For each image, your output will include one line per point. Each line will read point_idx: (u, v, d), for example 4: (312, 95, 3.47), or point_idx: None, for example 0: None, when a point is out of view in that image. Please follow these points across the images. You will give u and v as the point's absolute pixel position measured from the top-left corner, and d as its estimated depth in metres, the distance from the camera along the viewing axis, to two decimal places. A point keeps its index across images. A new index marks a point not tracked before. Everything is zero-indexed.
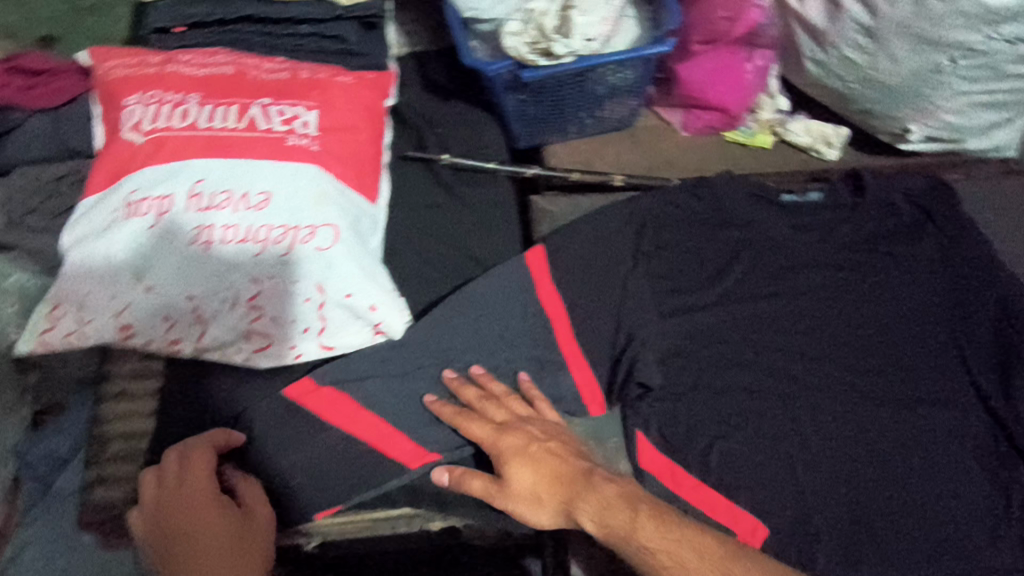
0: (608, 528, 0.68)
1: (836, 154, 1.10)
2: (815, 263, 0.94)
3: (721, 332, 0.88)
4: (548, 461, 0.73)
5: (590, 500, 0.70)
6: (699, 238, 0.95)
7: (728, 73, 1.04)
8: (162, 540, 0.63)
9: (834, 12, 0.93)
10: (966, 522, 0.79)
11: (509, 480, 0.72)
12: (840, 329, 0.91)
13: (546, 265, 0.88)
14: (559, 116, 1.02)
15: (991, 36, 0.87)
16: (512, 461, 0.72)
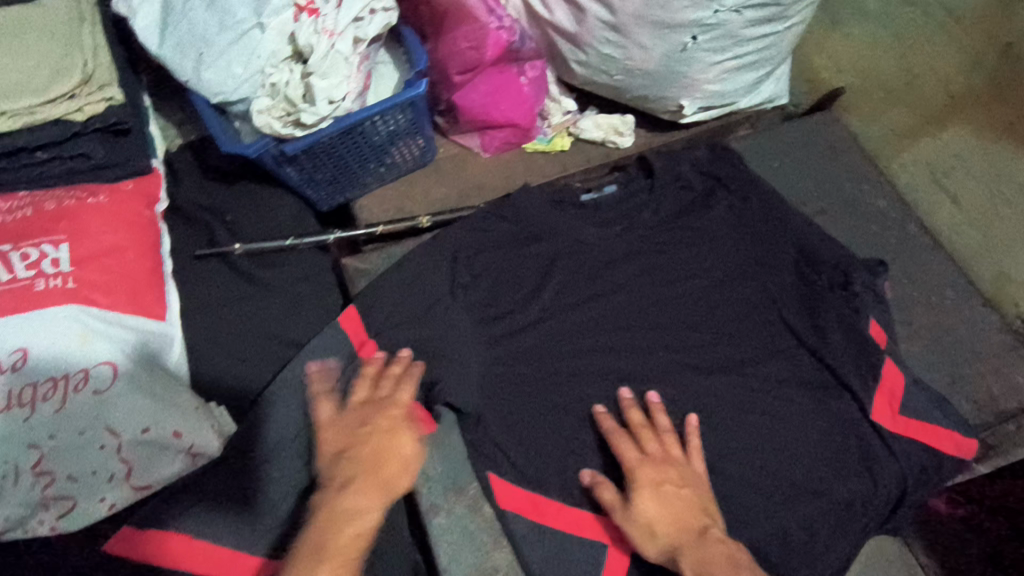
0: (705, 574, 0.71)
1: (630, 139, 1.14)
2: (623, 256, 0.94)
3: (551, 349, 0.87)
4: (688, 503, 0.77)
5: (696, 547, 0.73)
6: (511, 258, 0.93)
7: (505, 91, 1.05)
8: (355, 468, 0.73)
9: (579, 15, 0.97)
10: (810, 464, 0.84)
11: (648, 513, 0.76)
12: (665, 312, 0.91)
13: (360, 328, 0.86)
14: (349, 173, 1.00)
15: (719, 10, 0.91)
16: (644, 491, 0.76)
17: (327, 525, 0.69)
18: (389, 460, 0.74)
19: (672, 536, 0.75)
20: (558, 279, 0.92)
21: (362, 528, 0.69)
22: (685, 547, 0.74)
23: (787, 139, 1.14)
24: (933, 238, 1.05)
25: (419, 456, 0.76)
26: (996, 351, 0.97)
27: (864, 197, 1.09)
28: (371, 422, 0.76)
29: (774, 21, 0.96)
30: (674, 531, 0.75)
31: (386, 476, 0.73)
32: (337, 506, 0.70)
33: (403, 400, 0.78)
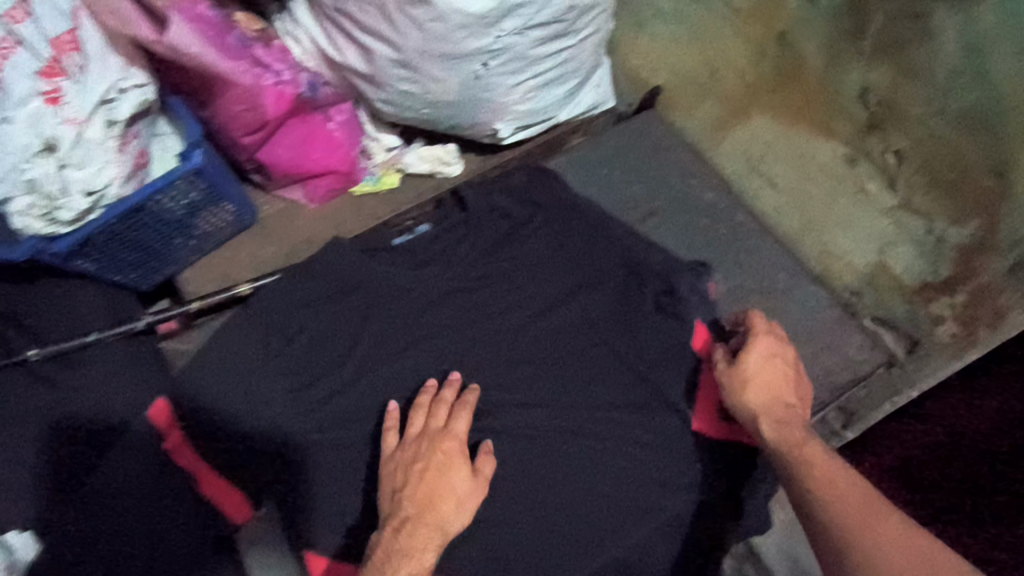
0: (781, 435, 0.79)
1: (458, 166, 1.12)
2: (440, 299, 0.98)
3: (377, 402, 0.91)
4: (787, 375, 0.85)
5: (780, 412, 0.82)
6: (329, 317, 0.96)
7: (314, 141, 1.01)
8: (425, 499, 0.79)
9: (368, 57, 0.94)
10: (631, 481, 0.89)
11: (750, 372, 0.85)
12: (490, 350, 0.96)
13: (170, 419, 0.86)
14: (154, 252, 0.96)
15: (501, 35, 0.89)
16: (750, 354, 0.86)
17: (385, 561, 0.75)
18: (435, 504, 0.79)
19: (761, 399, 0.83)
20: (374, 331, 0.95)
21: (421, 565, 0.76)
22: (773, 410, 0.82)
23: (614, 143, 1.15)
24: (760, 224, 1.07)
25: (478, 486, 0.82)
26: (827, 327, 0.99)
27: (692, 192, 1.10)
28: (425, 457, 0.82)
29: (562, 36, 0.95)
30: (762, 397, 0.83)
31: (441, 513, 0.79)
32: (394, 543, 0.76)
33: (457, 433, 0.84)
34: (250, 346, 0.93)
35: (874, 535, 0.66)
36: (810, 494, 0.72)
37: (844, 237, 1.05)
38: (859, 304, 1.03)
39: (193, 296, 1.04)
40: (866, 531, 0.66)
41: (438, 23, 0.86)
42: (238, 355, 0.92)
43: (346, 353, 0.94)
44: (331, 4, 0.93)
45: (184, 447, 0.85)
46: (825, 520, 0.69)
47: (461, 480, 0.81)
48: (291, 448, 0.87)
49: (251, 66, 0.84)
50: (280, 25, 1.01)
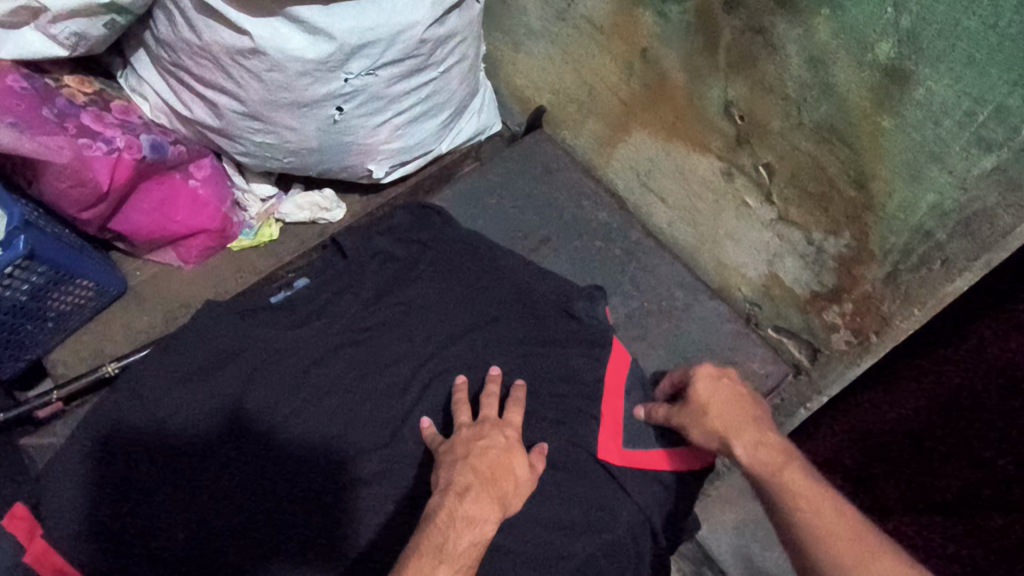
0: (755, 458, 0.74)
1: (339, 210, 1.07)
2: (322, 359, 0.90)
3: (260, 478, 0.82)
4: (744, 394, 0.79)
5: (758, 440, 0.75)
6: (208, 391, 0.86)
7: (174, 202, 0.95)
8: (470, 480, 0.76)
9: (216, 110, 0.88)
10: (547, 532, 0.81)
11: (705, 403, 0.79)
12: (385, 402, 0.89)
13: (31, 527, 0.77)
14: (5, 340, 0.88)
15: (350, 77, 0.84)
16: (702, 379, 0.80)
17: (449, 525, 0.72)
18: (508, 473, 0.78)
19: (724, 423, 0.77)
20: (258, 398, 0.86)
21: (483, 534, 0.73)
22: (739, 433, 0.76)
23: (503, 170, 1.10)
24: (655, 240, 1.04)
25: (533, 478, 0.80)
26: (728, 341, 0.96)
27: (584, 214, 1.06)
28: (488, 436, 0.81)
29: (421, 70, 0.90)
30: (724, 418, 0.77)
31: (505, 489, 0.77)
32: (460, 508, 0.73)
33: (514, 422, 0.83)
34: (123, 438, 0.83)
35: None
36: (806, 534, 0.67)
37: (734, 250, 0.94)
38: (758, 314, 0.96)
39: (63, 378, 0.96)
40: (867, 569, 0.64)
41: (277, 73, 0.80)
42: (122, 453, 0.82)
43: (240, 424, 0.84)
44: (167, 59, 0.87)
45: (49, 555, 0.76)
46: None
47: (509, 471, 0.79)
48: (210, 538, 0.78)
49: (71, 139, 0.78)
50: (124, 83, 0.94)
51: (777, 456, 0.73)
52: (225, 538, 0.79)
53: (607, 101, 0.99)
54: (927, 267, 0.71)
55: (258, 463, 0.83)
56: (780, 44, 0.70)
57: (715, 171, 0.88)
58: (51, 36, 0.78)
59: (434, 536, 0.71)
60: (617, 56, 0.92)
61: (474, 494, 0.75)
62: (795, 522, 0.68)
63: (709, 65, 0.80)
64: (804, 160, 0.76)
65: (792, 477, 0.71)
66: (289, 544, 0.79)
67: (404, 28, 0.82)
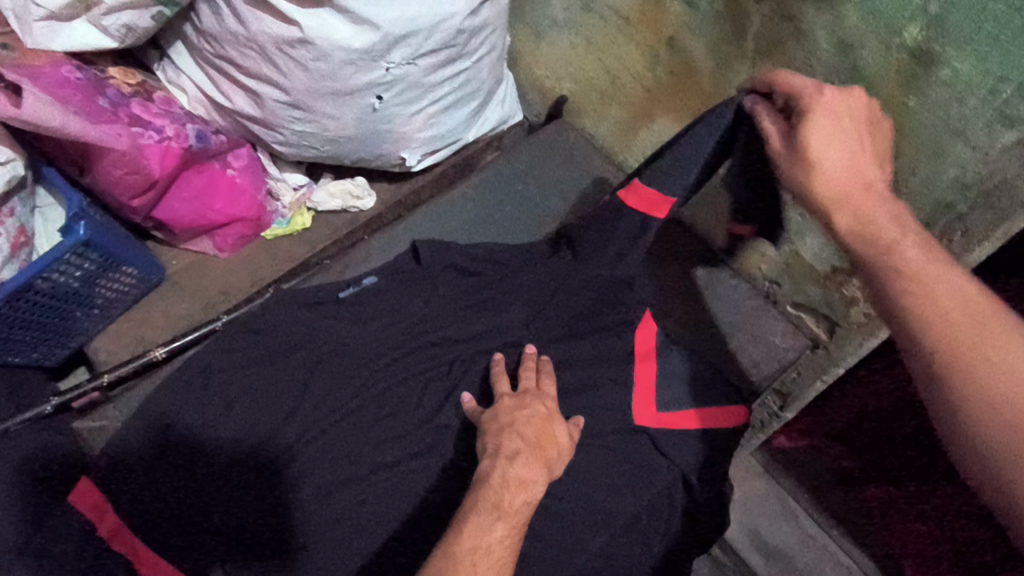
0: (861, 231, 0.58)
1: (371, 199, 1.10)
2: (369, 344, 0.93)
3: (314, 463, 0.84)
4: (864, 146, 0.64)
5: (867, 198, 0.60)
6: (268, 377, 0.89)
7: (213, 190, 0.97)
8: (515, 444, 0.78)
9: (257, 99, 0.91)
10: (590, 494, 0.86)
11: (817, 148, 0.64)
12: (435, 382, 0.92)
13: (100, 501, 0.80)
14: (54, 326, 0.90)
15: (391, 66, 0.87)
16: (810, 118, 0.65)
17: (502, 486, 0.74)
18: (551, 441, 0.81)
19: (839, 171, 0.63)
20: (318, 385, 0.89)
21: (532, 494, 0.75)
22: (848, 200, 0.61)
23: (527, 158, 1.14)
24: (676, 223, 1.08)
25: (569, 448, 0.83)
26: (749, 317, 1.01)
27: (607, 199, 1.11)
28: (531, 406, 0.83)
29: (456, 59, 0.93)
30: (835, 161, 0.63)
31: (549, 454, 0.79)
32: (510, 470, 0.75)
33: (551, 393, 0.86)
34: (186, 421, 0.86)
35: (1007, 380, 0.44)
36: (905, 302, 0.50)
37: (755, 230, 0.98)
38: (777, 291, 1.01)
39: (105, 364, 0.98)
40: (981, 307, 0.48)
41: (323, 62, 0.83)
42: (140, 442, 0.85)
43: (202, 438, 0.85)
44: (209, 50, 0.89)
45: (122, 532, 0.79)
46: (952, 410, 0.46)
47: (551, 437, 0.81)
48: (199, 534, 0.80)
49: (126, 127, 0.81)
50: (161, 75, 0.96)
51: (890, 225, 0.57)
52: (232, 532, 0.80)
53: (631, 89, 1.03)
54: (947, 239, 0.77)
55: (238, 471, 0.83)
56: (809, 29, 0.75)
57: None
58: (103, 28, 0.80)
59: (486, 493, 0.73)
60: (643, 45, 0.96)
61: (520, 457, 0.77)
62: (903, 294, 0.51)
63: (736, 51, 0.84)
64: None
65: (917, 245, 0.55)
66: (347, 520, 0.82)
67: (443, 18, 0.86)
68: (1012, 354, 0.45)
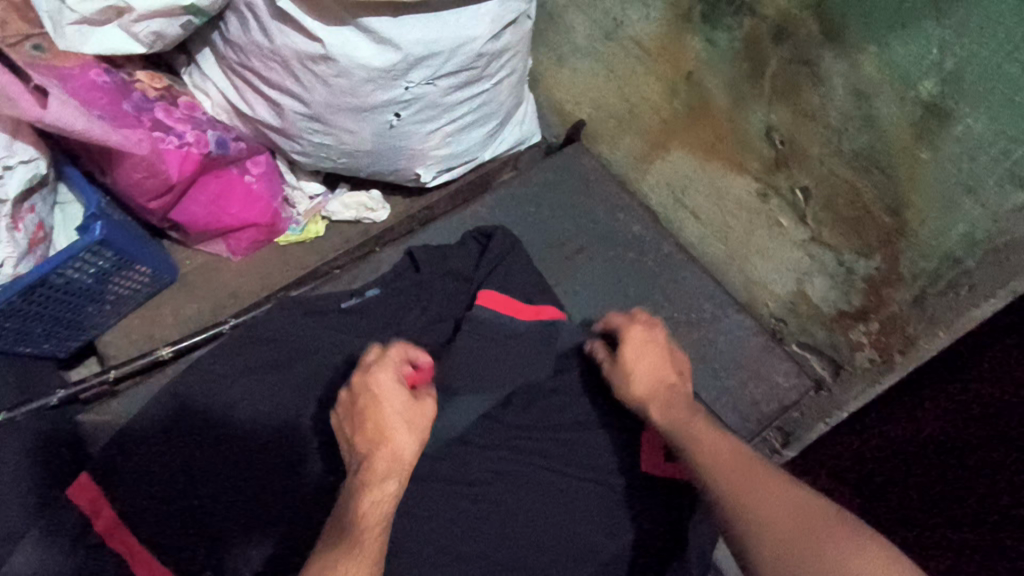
0: (669, 417, 0.72)
1: (384, 211, 1.11)
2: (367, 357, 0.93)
3: (310, 476, 0.85)
4: (667, 358, 0.78)
5: (667, 395, 0.75)
6: (273, 385, 0.90)
7: (229, 195, 0.98)
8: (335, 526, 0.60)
9: (279, 110, 0.93)
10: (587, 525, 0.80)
11: (632, 365, 0.78)
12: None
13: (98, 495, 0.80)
14: (66, 320, 0.92)
15: (409, 86, 0.88)
16: (626, 342, 0.79)
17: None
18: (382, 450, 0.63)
19: (645, 389, 0.77)
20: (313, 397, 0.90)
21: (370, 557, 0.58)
22: (656, 397, 0.75)
23: (541, 179, 1.14)
24: (687, 254, 1.07)
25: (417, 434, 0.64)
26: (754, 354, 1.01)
27: (618, 227, 1.09)
28: (354, 404, 0.65)
29: (476, 81, 0.95)
30: (642, 372, 0.77)
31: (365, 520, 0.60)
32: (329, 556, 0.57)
33: (371, 370, 0.66)
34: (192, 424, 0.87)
35: (764, 515, 0.57)
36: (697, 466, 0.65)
37: (764, 267, 0.98)
38: (783, 330, 1.00)
39: (114, 358, 1.00)
40: (816, 557, 0.52)
41: (344, 79, 0.85)
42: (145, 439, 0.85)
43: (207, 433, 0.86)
44: (234, 60, 0.91)
45: (117, 529, 0.79)
46: (744, 552, 0.57)
47: (374, 482, 0.62)
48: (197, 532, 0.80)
49: (148, 132, 0.82)
50: (188, 80, 0.99)
51: (686, 413, 0.71)
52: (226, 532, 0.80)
53: (648, 119, 1.03)
54: (954, 292, 0.77)
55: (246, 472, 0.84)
56: (826, 76, 0.76)
57: (752, 192, 0.93)
58: (132, 34, 0.81)
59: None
60: (662, 76, 0.96)
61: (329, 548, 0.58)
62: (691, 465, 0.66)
63: (753, 91, 0.84)
64: (840, 186, 0.81)
65: (763, 489, 0.58)
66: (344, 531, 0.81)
67: (464, 42, 0.87)
68: (760, 497, 0.58)
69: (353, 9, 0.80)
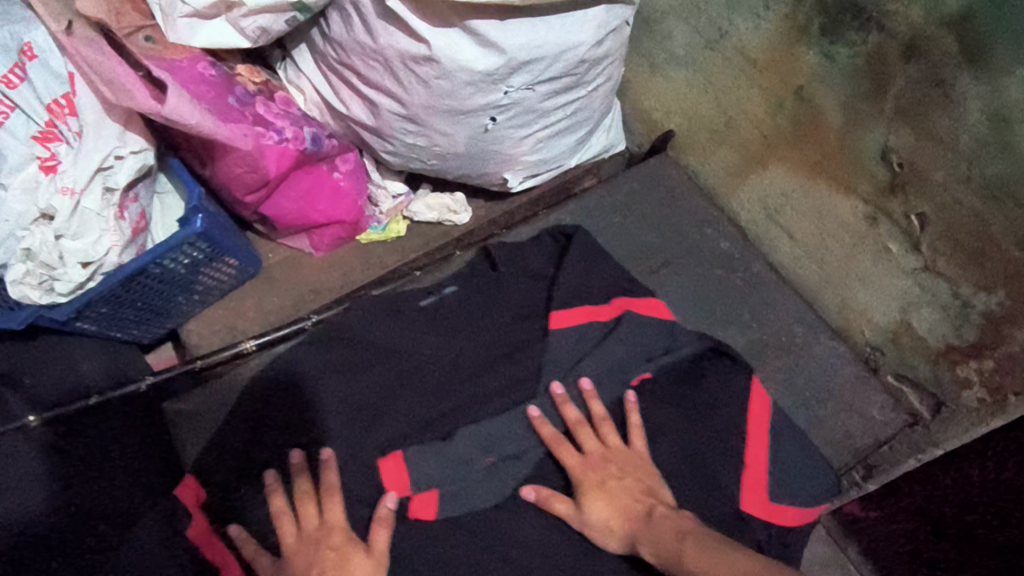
0: (660, 556, 0.75)
1: (466, 214, 1.10)
2: None
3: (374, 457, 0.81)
4: (631, 488, 0.81)
5: (650, 534, 0.77)
6: (360, 388, 0.86)
7: (319, 192, 0.98)
8: None
9: (374, 109, 0.92)
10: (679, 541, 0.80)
11: (596, 514, 0.79)
12: (478, 404, 0.86)
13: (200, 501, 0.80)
14: (155, 309, 0.93)
15: (509, 91, 0.87)
16: (589, 493, 0.80)
17: None
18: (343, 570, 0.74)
19: (616, 533, 0.79)
20: None
21: None
22: (637, 533, 0.78)
23: (627, 188, 1.12)
24: (779, 275, 1.03)
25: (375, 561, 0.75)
26: (847, 384, 0.96)
27: (706, 242, 1.07)
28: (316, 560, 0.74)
29: (574, 87, 0.92)
30: (609, 518, 0.79)
31: None
32: None
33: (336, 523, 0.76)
34: (266, 426, 0.84)
35: None
36: None
37: (865, 294, 0.93)
38: (879, 360, 0.96)
39: (196, 347, 1.01)
40: None
41: (445, 81, 0.83)
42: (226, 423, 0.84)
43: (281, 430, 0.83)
44: (333, 57, 0.90)
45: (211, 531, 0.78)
46: None
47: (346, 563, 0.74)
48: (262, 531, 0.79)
49: (252, 127, 0.83)
50: (282, 75, 0.99)
51: (677, 543, 0.74)
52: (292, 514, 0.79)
53: (746, 134, 0.99)
54: None
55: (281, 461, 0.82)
56: (961, 99, 0.71)
57: (858, 215, 0.88)
58: (239, 28, 0.81)
59: None
60: (767, 90, 0.92)
61: None
62: None
63: (872, 110, 0.80)
64: (963, 215, 0.77)
65: None
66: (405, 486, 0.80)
67: (568, 47, 0.85)
68: None
69: (461, 10, 0.78)
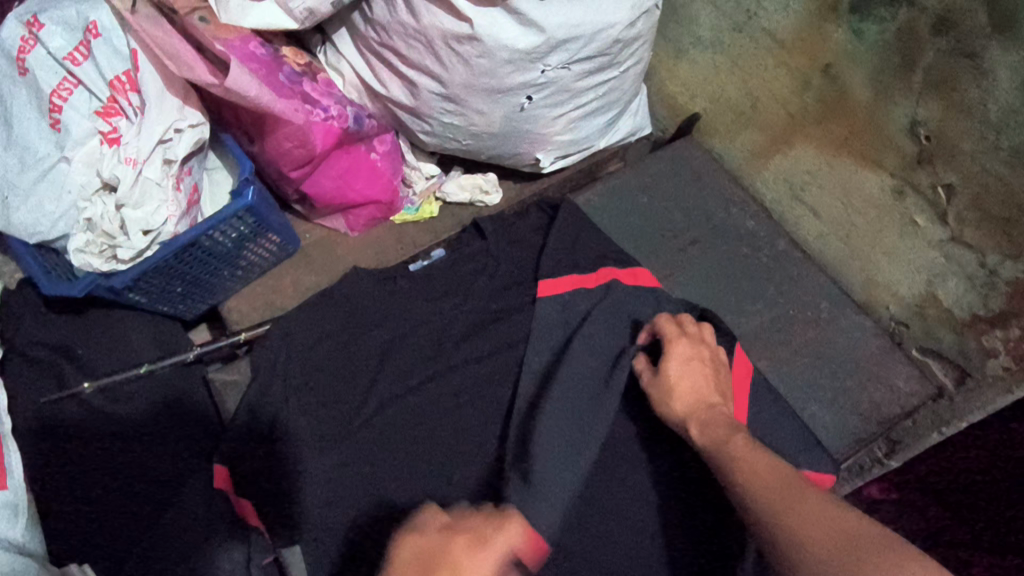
0: (704, 432, 0.79)
1: (497, 195, 1.13)
2: (476, 331, 0.96)
3: (387, 421, 0.88)
4: (709, 377, 0.84)
5: (706, 413, 0.81)
6: (359, 353, 0.93)
7: (356, 171, 1.01)
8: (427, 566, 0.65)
9: (414, 89, 0.95)
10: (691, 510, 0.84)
11: (673, 378, 0.84)
12: (467, 365, 0.93)
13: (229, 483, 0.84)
14: (201, 283, 0.96)
15: (546, 69, 0.90)
16: (673, 359, 0.85)
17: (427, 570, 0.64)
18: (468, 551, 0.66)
19: (682, 401, 0.83)
20: (412, 360, 0.93)
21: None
22: (695, 410, 0.82)
23: (653, 169, 1.14)
24: (803, 253, 1.05)
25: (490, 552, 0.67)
26: (873, 357, 0.98)
27: (731, 220, 1.09)
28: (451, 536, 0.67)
29: (607, 67, 0.95)
30: (683, 384, 0.84)
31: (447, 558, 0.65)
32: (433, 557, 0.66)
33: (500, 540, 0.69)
34: (270, 384, 0.90)
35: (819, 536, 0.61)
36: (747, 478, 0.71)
37: (890, 267, 0.96)
38: (904, 333, 0.98)
39: (236, 323, 1.04)
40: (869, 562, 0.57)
41: (486, 59, 0.86)
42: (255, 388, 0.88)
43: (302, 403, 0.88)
44: (374, 39, 0.93)
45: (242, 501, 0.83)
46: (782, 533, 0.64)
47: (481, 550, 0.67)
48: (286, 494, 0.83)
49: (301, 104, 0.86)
50: (322, 58, 1.01)
51: (725, 430, 0.78)
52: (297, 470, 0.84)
53: (771, 114, 1.02)
54: None
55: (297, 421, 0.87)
56: (990, 69, 0.75)
57: (885, 189, 0.92)
58: (288, 9, 0.82)
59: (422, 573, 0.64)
60: (795, 69, 0.95)
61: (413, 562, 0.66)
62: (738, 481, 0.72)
63: (901, 84, 0.84)
64: (991, 182, 0.80)
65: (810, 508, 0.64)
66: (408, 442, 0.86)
67: (604, 27, 0.88)
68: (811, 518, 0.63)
69: None
